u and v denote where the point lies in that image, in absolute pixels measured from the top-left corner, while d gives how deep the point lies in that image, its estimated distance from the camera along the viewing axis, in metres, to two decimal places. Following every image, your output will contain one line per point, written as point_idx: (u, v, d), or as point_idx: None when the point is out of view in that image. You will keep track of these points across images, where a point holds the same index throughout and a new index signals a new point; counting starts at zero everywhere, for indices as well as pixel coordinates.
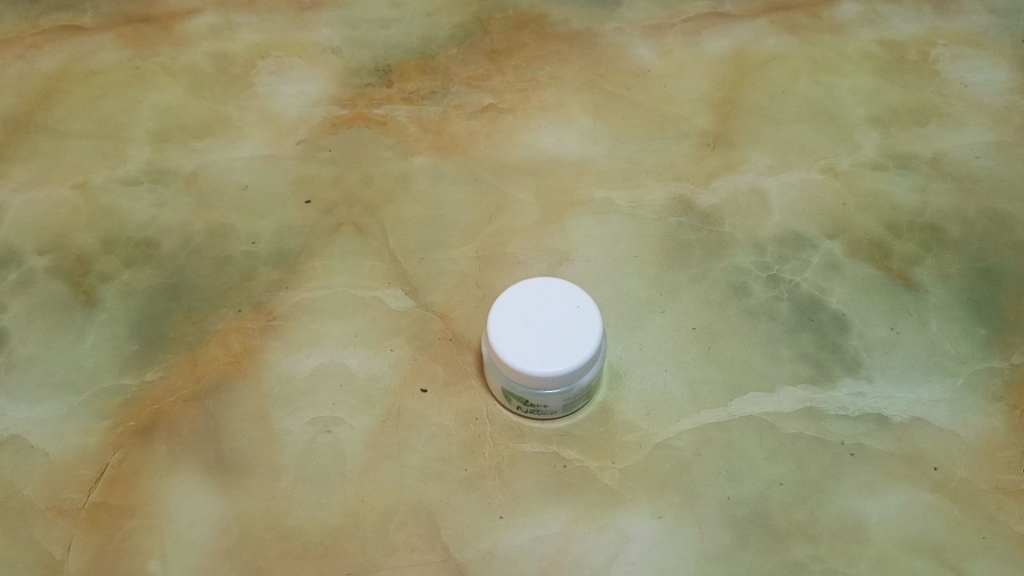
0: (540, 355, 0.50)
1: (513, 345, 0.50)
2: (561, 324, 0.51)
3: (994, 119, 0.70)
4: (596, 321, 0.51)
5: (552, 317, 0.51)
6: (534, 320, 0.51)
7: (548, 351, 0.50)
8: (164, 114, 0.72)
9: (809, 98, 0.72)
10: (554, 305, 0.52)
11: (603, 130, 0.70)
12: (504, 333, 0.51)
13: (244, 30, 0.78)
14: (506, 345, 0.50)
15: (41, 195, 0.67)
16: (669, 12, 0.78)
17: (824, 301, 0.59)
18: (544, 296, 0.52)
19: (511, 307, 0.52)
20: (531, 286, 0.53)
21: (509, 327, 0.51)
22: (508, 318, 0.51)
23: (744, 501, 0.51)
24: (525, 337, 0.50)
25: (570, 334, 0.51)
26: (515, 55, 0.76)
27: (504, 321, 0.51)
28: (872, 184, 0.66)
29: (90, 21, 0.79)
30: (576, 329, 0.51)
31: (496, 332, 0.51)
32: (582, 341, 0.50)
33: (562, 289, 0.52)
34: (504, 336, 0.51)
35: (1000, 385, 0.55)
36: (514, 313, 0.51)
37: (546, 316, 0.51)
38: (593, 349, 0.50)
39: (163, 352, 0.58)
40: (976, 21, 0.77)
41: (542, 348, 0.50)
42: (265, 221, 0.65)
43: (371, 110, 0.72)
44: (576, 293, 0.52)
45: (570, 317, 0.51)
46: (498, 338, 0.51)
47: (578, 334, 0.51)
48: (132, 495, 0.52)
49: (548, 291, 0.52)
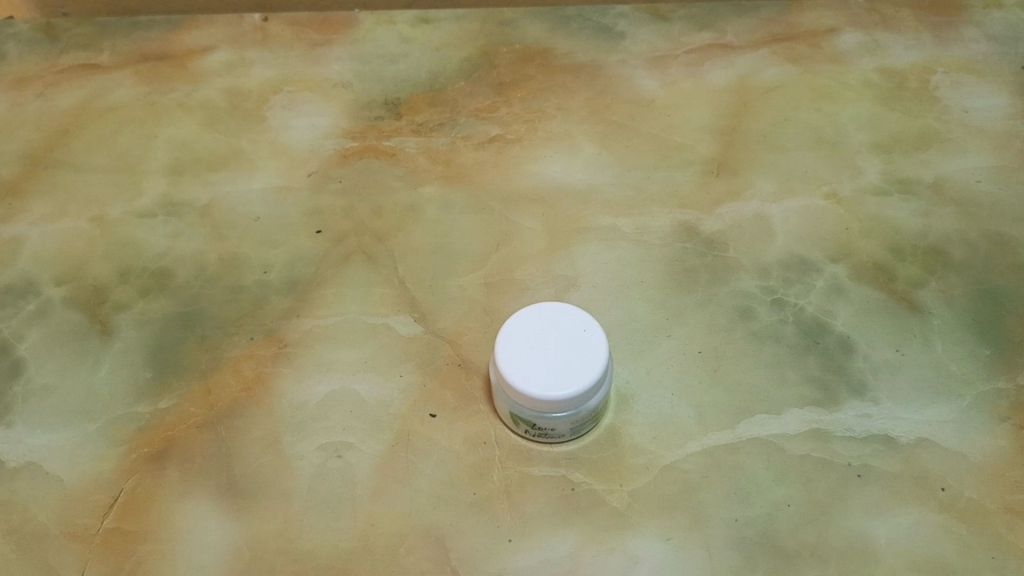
0: (548, 378, 0.51)
1: (520, 369, 0.51)
2: (568, 346, 0.52)
3: (996, 143, 0.71)
4: (603, 344, 0.52)
5: (558, 339, 0.52)
6: (541, 344, 0.52)
7: (555, 374, 0.51)
8: (179, 147, 0.74)
9: (811, 125, 0.74)
10: (559, 328, 0.53)
11: (608, 158, 0.72)
12: (511, 357, 0.51)
13: (258, 66, 0.81)
14: (513, 368, 0.51)
15: (58, 227, 0.68)
16: (672, 45, 0.80)
17: (829, 324, 0.60)
18: (550, 319, 0.53)
19: (518, 331, 0.53)
20: (536, 309, 0.54)
21: (516, 351, 0.52)
22: (515, 342, 0.52)
23: (753, 523, 0.51)
24: (532, 360, 0.51)
25: (577, 356, 0.51)
26: (522, 87, 0.78)
27: (511, 345, 0.52)
28: (875, 209, 0.67)
29: (108, 60, 0.81)
30: (582, 351, 0.52)
31: (502, 356, 0.52)
32: (589, 363, 0.51)
33: (567, 311, 0.53)
34: (511, 360, 0.51)
35: (1006, 406, 0.55)
36: (519, 336, 0.52)
37: (552, 338, 0.52)
38: (600, 370, 0.51)
39: (177, 379, 0.59)
40: (975, 50, 0.79)
41: (549, 370, 0.51)
42: (277, 251, 0.66)
43: (381, 141, 0.74)
44: (583, 316, 0.53)
45: (576, 339, 0.52)
46: (504, 361, 0.51)
47: (584, 356, 0.51)
48: (145, 521, 0.53)
49: (553, 314, 0.53)
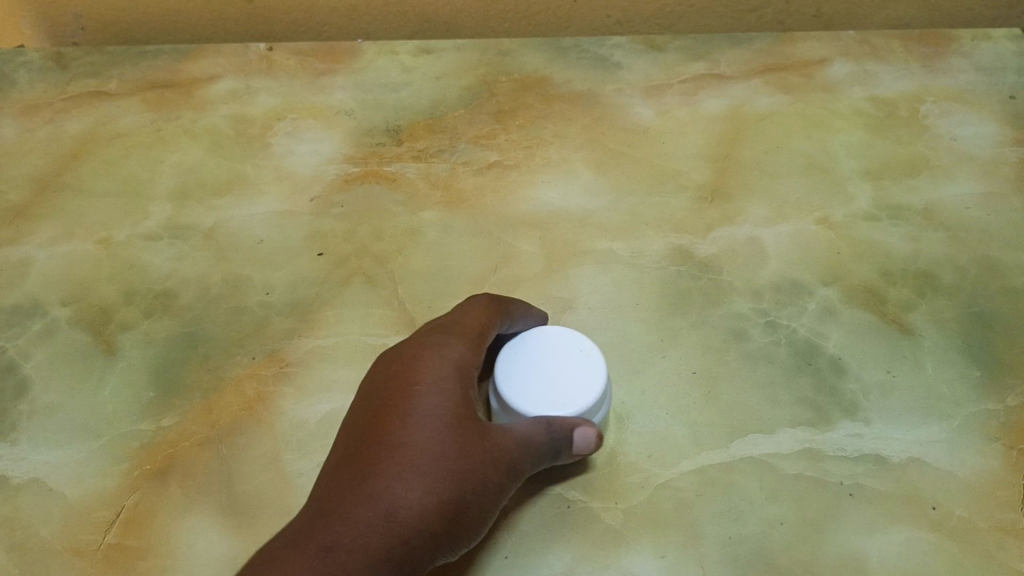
0: (548, 396, 0.53)
1: (519, 389, 0.54)
2: (567, 368, 0.55)
3: (984, 170, 0.73)
4: (602, 364, 0.55)
5: (557, 360, 0.55)
6: (540, 366, 0.55)
7: (553, 395, 0.53)
8: (184, 173, 0.76)
9: (803, 153, 0.75)
10: (559, 349, 0.56)
11: (604, 184, 0.73)
12: (511, 377, 0.54)
13: (262, 93, 0.83)
14: (512, 388, 0.54)
15: (66, 249, 0.70)
16: (667, 74, 0.83)
17: (821, 345, 0.61)
18: (548, 340, 0.56)
19: (516, 353, 0.56)
20: (535, 333, 0.57)
21: (516, 372, 0.54)
22: (513, 363, 0.55)
23: (746, 540, 0.51)
24: (530, 381, 0.54)
25: (576, 376, 0.54)
26: (521, 114, 0.80)
27: (510, 367, 0.55)
28: (866, 234, 0.68)
29: (116, 88, 0.84)
30: (580, 372, 0.54)
31: (502, 377, 0.54)
32: (588, 381, 0.54)
33: (566, 335, 0.57)
34: (511, 380, 0.54)
35: (995, 426, 0.56)
36: (519, 356, 0.55)
37: (550, 359, 0.55)
38: (599, 388, 0.54)
39: (181, 399, 0.59)
40: (963, 80, 0.81)
41: (549, 389, 0.54)
42: (279, 273, 0.67)
43: (382, 167, 0.76)
44: (581, 339, 0.56)
45: (575, 359, 0.55)
46: (505, 379, 0.54)
47: (582, 376, 0.54)
48: (148, 536, 0.53)
49: (552, 336, 0.56)
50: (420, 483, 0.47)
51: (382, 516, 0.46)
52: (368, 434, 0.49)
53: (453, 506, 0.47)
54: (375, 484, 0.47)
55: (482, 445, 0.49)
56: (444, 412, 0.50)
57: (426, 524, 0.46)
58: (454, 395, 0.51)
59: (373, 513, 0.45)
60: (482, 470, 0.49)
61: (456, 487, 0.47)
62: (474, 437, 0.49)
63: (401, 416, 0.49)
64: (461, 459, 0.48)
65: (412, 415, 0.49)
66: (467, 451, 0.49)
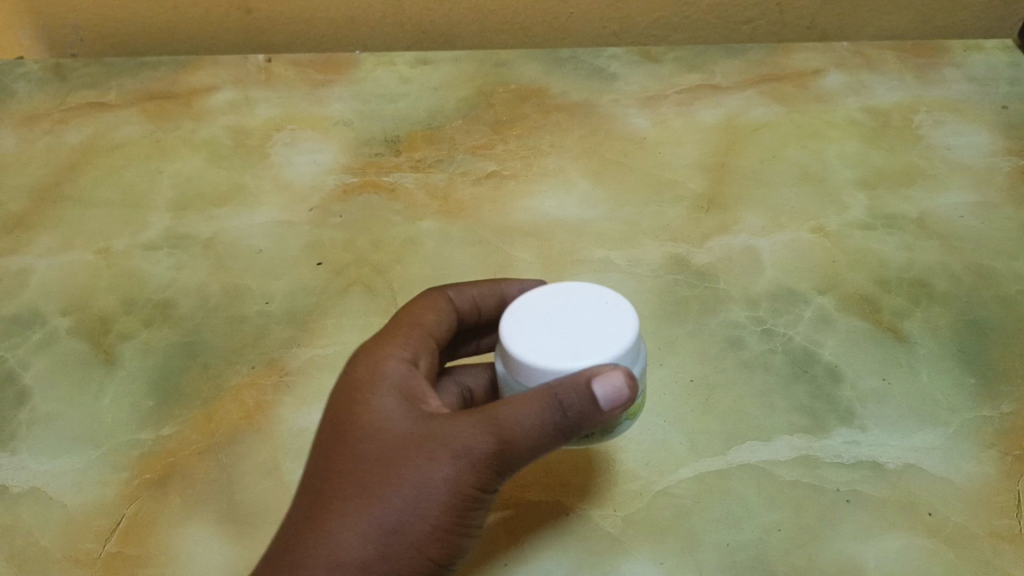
0: (565, 351, 0.43)
1: (533, 344, 0.44)
2: (588, 319, 0.45)
3: (977, 179, 0.73)
4: (629, 311, 0.46)
5: (574, 311, 0.46)
6: (555, 319, 0.46)
7: (574, 349, 0.44)
8: (183, 183, 0.77)
9: (798, 162, 0.76)
10: (577, 301, 0.47)
11: (601, 194, 0.74)
12: (521, 335, 0.45)
13: (261, 105, 0.85)
14: (524, 345, 0.44)
15: (65, 260, 0.70)
16: (663, 85, 0.85)
17: (818, 353, 0.61)
18: (561, 293, 0.47)
19: (527, 309, 0.46)
20: (545, 289, 0.48)
21: (528, 329, 0.45)
22: (524, 319, 0.46)
23: (744, 547, 0.51)
24: (546, 336, 0.44)
25: (599, 325, 0.45)
26: (518, 125, 0.81)
27: (520, 323, 0.46)
28: (861, 242, 0.69)
29: (115, 98, 0.86)
30: (606, 322, 0.45)
31: (512, 334, 0.45)
32: (614, 333, 0.44)
33: (582, 287, 0.48)
34: (523, 338, 0.44)
35: (991, 432, 0.55)
36: (527, 313, 0.46)
37: (566, 311, 0.46)
38: (627, 339, 0.44)
39: (180, 408, 0.59)
40: (956, 91, 0.82)
41: (566, 345, 0.44)
42: (278, 283, 0.68)
43: (381, 177, 0.76)
44: (603, 290, 0.48)
45: (597, 311, 0.46)
46: (512, 341, 0.44)
47: (608, 326, 0.45)
48: (147, 545, 0.52)
49: (565, 290, 0.48)
50: (343, 510, 0.40)
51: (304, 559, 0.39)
52: (314, 463, 0.43)
53: (387, 528, 0.39)
54: (298, 525, 0.41)
55: (419, 444, 0.41)
56: (372, 424, 0.42)
57: (351, 557, 0.39)
58: (389, 401, 0.43)
59: (293, 561, 0.39)
60: (424, 474, 0.40)
61: (389, 503, 0.40)
62: (407, 439, 0.41)
63: (327, 442, 0.43)
64: (391, 470, 0.40)
65: (338, 436, 0.43)
66: (398, 458, 0.40)
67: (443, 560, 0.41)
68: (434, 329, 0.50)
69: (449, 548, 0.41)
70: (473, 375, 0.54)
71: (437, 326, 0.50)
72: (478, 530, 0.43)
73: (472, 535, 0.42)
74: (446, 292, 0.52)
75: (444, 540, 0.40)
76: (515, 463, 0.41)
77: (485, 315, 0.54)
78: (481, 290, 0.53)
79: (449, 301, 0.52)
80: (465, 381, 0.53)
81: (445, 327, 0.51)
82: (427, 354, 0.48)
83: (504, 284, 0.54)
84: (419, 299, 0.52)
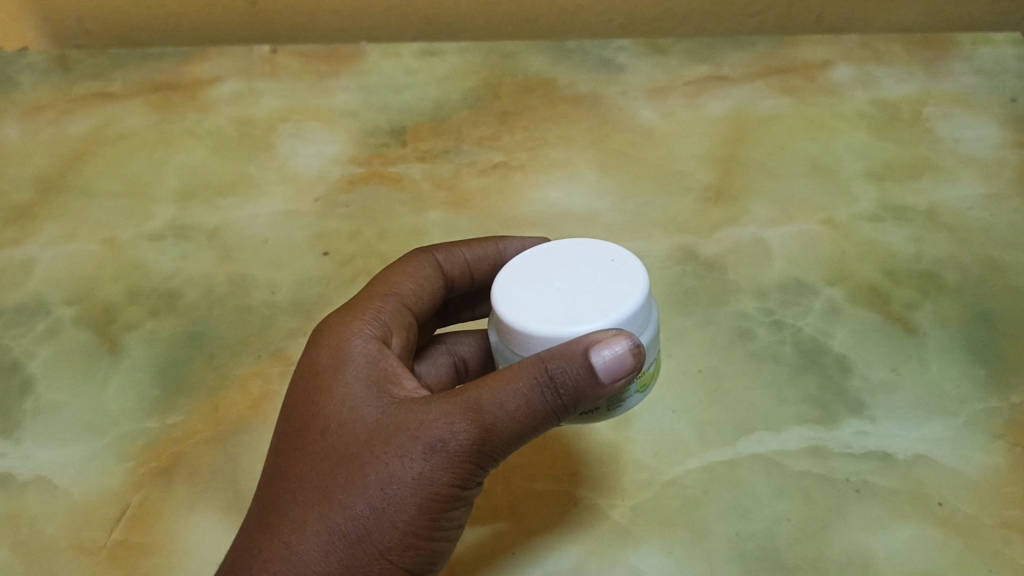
0: (565, 315, 0.41)
1: (527, 306, 0.42)
2: (590, 280, 0.42)
3: (986, 172, 0.73)
4: (638, 270, 0.43)
5: (579, 273, 0.43)
6: (553, 279, 0.43)
7: (571, 310, 0.41)
8: (188, 173, 0.77)
9: (806, 154, 0.76)
10: (583, 262, 0.44)
11: (608, 185, 0.74)
12: (516, 296, 0.42)
13: (266, 96, 0.85)
14: (519, 307, 0.42)
15: (70, 250, 0.70)
16: (670, 77, 0.85)
17: (827, 344, 0.60)
18: (566, 254, 0.45)
19: (525, 269, 0.44)
20: (549, 250, 0.45)
21: (525, 290, 0.43)
22: (522, 280, 0.43)
23: (753, 538, 0.50)
24: (543, 297, 0.42)
25: (605, 287, 0.42)
26: (524, 117, 0.81)
27: (516, 284, 0.43)
28: (870, 234, 0.68)
29: (120, 89, 0.86)
30: (610, 282, 0.42)
31: (505, 296, 0.42)
32: (620, 294, 0.41)
33: (589, 247, 0.45)
34: (518, 299, 0.42)
35: (1001, 424, 0.55)
36: (527, 277, 0.44)
37: (569, 273, 0.43)
38: (636, 300, 0.41)
39: (185, 398, 0.59)
40: (964, 84, 0.82)
41: (566, 308, 0.41)
42: (284, 273, 0.67)
43: (387, 168, 0.76)
44: (611, 250, 0.44)
45: (604, 271, 0.43)
46: (508, 305, 0.42)
47: (612, 285, 0.42)
48: (153, 534, 0.52)
49: (570, 251, 0.45)
50: (305, 517, 0.38)
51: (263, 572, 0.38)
52: (278, 462, 0.41)
53: (352, 535, 0.38)
54: (257, 533, 0.39)
55: (386, 439, 0.39)
56: (338, 419, 0.41)
57: (315, 568, 0.37)
58: (357, 392, 0.41)
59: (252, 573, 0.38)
60: (391, 472, 0.38)
61: (352, 509, 0.38)
62: (375, 435, 0.39)
63: (291, 439, 0.41)
64: (357, 471, 0.38)
65: (303, 434, 0.41)
66: (365, 456, 0.39)
67: (415, 564, 0.39)
68: (411, 299, 0.50)
69: (421, 552, 0.39)
70: (466, 343, 0.54)
71: (414, 298, 0.50)
72: (455, 529, 0.41)
73: (448, 534, 0.40)
74: (435, 257, 0.52)
75: (417, 541, 0.39)
76: (495, 453, 0.39)
77: (478, 278, 0.54)
78: (474, 252, 0.53)
79: (433, 267, 0.52)
80: (458, 350, 0.54)
81: (425, 297, 0.51)
82: (399, 334, 0.47)
83: (498, 244, 0.54)
84: (399, 267, 0.51)
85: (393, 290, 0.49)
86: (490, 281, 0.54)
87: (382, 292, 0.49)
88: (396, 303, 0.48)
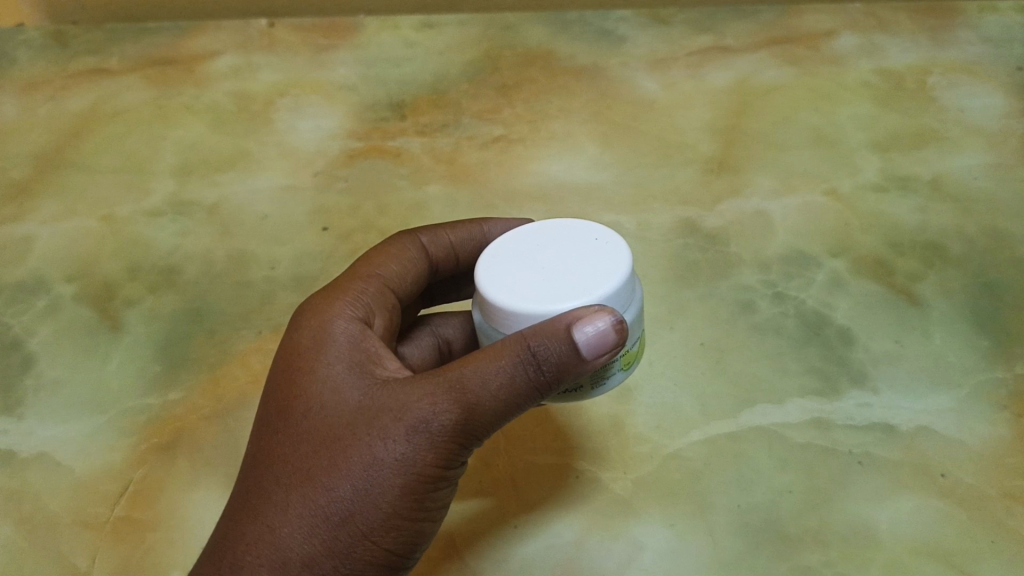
0: (548, 293, 0.40)
1: (510, 284, 0.41)
2: (575, 258, 0.42)
3: (992, 141, 0.72)
4: (624, 249, 0.42)
5: (562, 251, 0.42)
6: (538, 257, 0.42)
7: (555, 288, 0.40)
8: (186, 149, 0.76)
9: (810, 125, 0.75)
10: (569, 240, 0.43)
11: (609, 158, 0.73)
12: (500, 274, 0.42)
13: (264, 70, 0.84)
14: (502, 285, 0.41)
15: (68, 227, 0.70)
16: (672, 48, 0.84)
17: (830, 316, 0.60)
18: (550, 232, 0.44)
19: (510, 248, 0.44)
20: (532, 229, 0.45)
21: (509, 268, 0.42)
22: (507, 258, 0.43)
23: (756, 510, 0.50)
24: (527, 274, 0.42)
25: (588, 265, 0.41)
26: (524, 89, 0.80)
27: (501, 262, 0.43)
28: (874, 206, 0.68)
29: (117, 65, 0.86)
30: (596, 260, 0.42)
31: (490, 274, 0.42)
32: (605, 272, 0.41)
33: (573, 227, 0.44)
34: (501, 277, 0.42)
35: (1004, 395, 0.54)
36: (512, 255, 0.43)
37: (553, 251, 0.43)
38: (620, 278, 0.40)
39: (186, 374, 0.59)
40: (971, 53, 0.81)
41: (551, 286, 0.41)
42: (284, 249, 0.67)
43: (386, 142, 0.75)
44: (596, 229, 0.44)
45: (588, 250, 0.42)
46: (492, 283, 0.41)
47: (598, 264, 0.41)
48: (156, 509, 0.52)
49: (554, 231, 0.44)
50: (287, 500, 0.38)
51: (245, 556, 0.37)
52: (261, 444, 0.41)
53: (335, 518, 0.38)
54: (239, 518, 0.39)
55: (369, 421, 0.39)
56: (321, 401, 0.40)
57: (297, 552, 0.37)
58: (340, 373, 0.41)
59: (234, 557, 0.38)
60: (375, 454, 0.38)
61: (336, 491, 0.38)
62: (358, 417, 0.39)
63: (273, 422, 0.41)
64: (340, 454, 0.38)
65: (285, 417, 0.41)
66: (347, 439, 0.38)
67: (399, 546, 0.39)
68: (394, 280, 0.49)
69: (406, 534, 0.39)
70: (450, 325, 0.54)
71: (397, 281, 0.49)
72: (440, 510, 0.41)
73: (433, 515, 0.40)
74: (420, 239, 0.51)
75: (401, 522, 0.39)
76: (478, 433, 0.39)
77: (464, 260, 0.53)
78: (459, 234, 0.52)
79: (417, 249, 0.51)
80: (442, 332, 0.54)
81: (409, 280, 0.50)
82: (382, 315, 0.47)
83: (484, 225, 0.53)
84: (383, 248, 0.51)
85: (377, 272, 0.48)
86: (474, 262, 0.53)
87: (365, 274, 0.48)
88: (379, 285, 0.48)
